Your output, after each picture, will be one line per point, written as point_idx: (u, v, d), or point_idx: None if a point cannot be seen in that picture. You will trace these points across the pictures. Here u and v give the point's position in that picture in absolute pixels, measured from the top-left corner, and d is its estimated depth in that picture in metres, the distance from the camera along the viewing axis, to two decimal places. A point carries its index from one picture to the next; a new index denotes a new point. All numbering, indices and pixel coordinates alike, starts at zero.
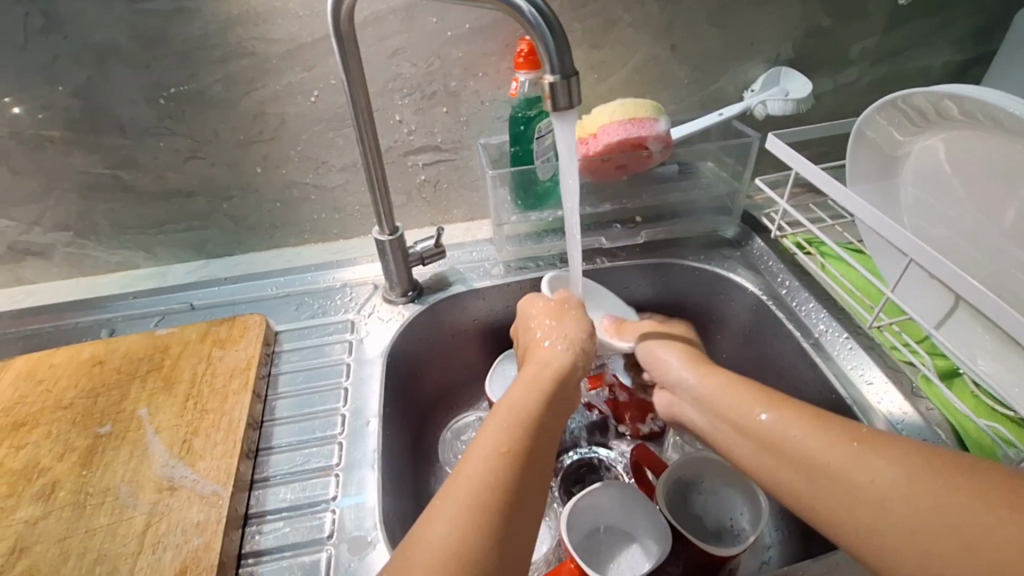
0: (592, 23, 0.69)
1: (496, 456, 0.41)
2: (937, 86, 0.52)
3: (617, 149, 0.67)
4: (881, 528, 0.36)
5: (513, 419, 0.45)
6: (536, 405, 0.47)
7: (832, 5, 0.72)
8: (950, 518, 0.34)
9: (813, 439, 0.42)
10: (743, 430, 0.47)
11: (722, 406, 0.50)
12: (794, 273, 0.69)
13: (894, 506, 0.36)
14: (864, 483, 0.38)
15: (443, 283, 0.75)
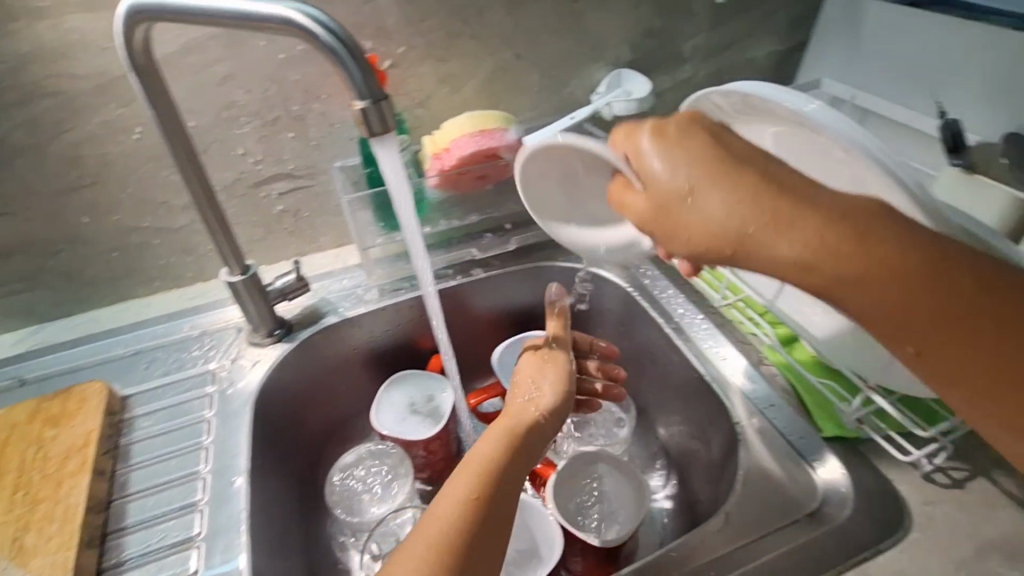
0: (433, 37, 0.69)
1: (470, 480, 0.43)
2: (727, 86, 0.52)
3: (472, 160, 0.67)
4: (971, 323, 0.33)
5: (496, 442, 0.47)
6: (513, 434, 0.48)
7: (660, 7, 0.77)
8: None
9: (879, 282, 0.34)
10: (742, 192, 0.36)
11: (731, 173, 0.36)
12: (654, 263, 0.74)
13: (963, 362, 0.34)
14: (937, 345, 0.34)
15: (314, 316, 0.72)
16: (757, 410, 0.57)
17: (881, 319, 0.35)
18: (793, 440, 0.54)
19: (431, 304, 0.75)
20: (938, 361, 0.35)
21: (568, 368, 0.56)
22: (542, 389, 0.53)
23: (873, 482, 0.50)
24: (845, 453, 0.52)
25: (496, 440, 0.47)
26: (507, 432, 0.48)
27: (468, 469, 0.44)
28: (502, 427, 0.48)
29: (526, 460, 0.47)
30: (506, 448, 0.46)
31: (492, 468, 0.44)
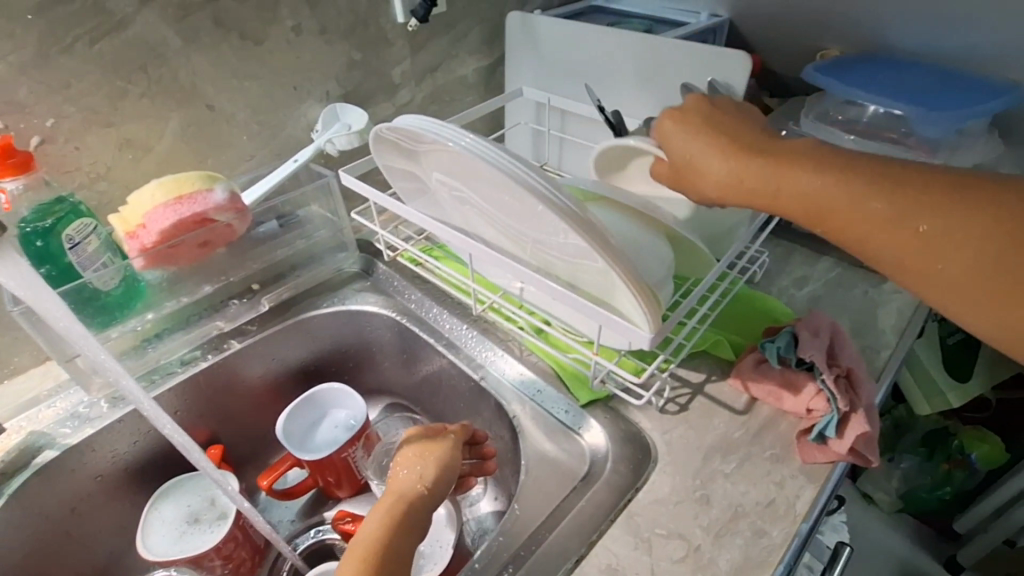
0: (91, 103, 0.60)
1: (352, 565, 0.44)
2: (393, 121, 0.52)
3: (178, 231, 0.60)
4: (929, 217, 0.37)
5: (382, 516, 0.48)
6: (395, 507, 0.49)
7: (355, 39, 0.77)
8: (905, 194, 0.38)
9: (862, 206, 0.37)
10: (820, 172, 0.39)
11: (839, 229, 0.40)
12: (416, 284, 0.74)
13: (908, 244, 0.37)
14: (919, 234, 0.36)
15: (21, 459, 0.58)
16: (526, 398, 0.62)
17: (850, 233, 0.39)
18: (561, 416, 0.60)
19: (184, 395, 0.66)
20: (891, 245, 0.37)
21: (459, 451, 0.56)
22: (414, 464, 0.54)
23: (626, 430, 0.57)
24: (602, 413, 0.59)
25: (375, 519, 0.48)
26: (392, 505, 0.49)
27: (354, 555, 0.45)
28: (401, 493, 0.51)
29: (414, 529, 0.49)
30: (386, 526, 0.47)
31: (380, 543, 0.46)
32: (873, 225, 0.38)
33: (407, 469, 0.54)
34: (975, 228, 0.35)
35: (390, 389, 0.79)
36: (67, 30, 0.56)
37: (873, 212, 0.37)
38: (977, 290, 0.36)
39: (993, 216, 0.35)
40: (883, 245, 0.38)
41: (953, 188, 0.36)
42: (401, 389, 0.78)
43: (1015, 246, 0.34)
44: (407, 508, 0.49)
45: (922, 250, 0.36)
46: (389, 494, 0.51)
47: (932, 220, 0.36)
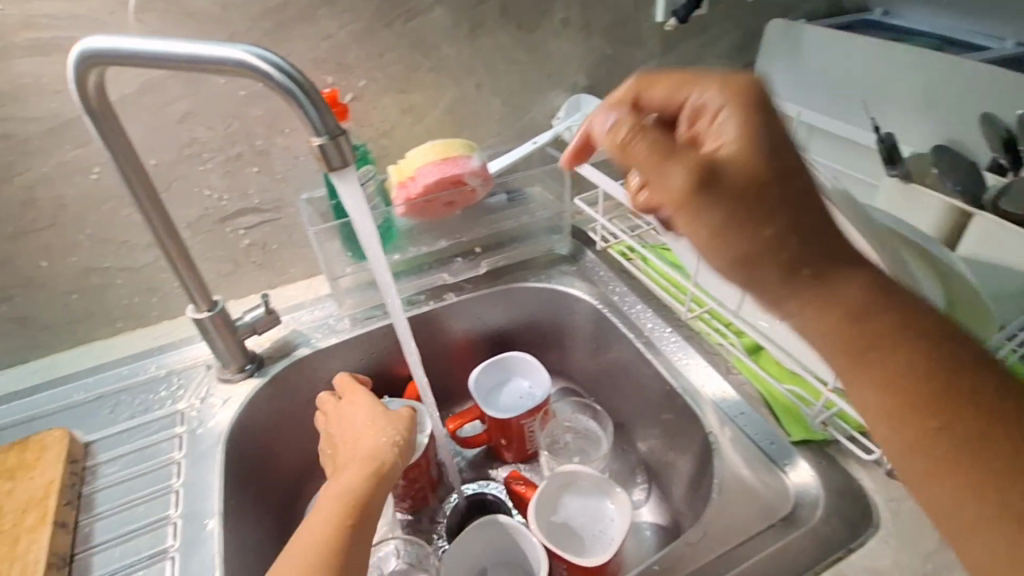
0: (393, 70, 0.70)
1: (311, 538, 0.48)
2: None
3: (438, 188, 0.68)
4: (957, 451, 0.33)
5: (332, 499, 0.52)
6: (347, 492, 0.52)
7: (612, 35, 0.80)
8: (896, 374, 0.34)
9: (906, 320, 0.34)
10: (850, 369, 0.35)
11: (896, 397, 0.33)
12: (622, 278, 0.75)
13: (908, 356, 0.33)
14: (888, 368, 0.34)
15: (286, 349, 0.71)
16: (727, 419, 0.59)
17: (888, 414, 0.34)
18: (764, 446, 0.56)
19: (405, 331, 0.75)
20: (843, 298, 0.34)
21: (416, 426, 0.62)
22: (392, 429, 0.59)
23: (843, 482, 0.51)
24: (815, 456, 0.53)
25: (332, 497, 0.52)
26: (337, 491, 0.53)
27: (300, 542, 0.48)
28: (351, 476, 0.54)
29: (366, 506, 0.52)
30: (344, 503, 0.51)
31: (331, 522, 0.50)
32: (859, 304, 0.34)
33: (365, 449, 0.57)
34: (986, 480, 0.32)
35: (569, 373, 0.82)
36: (393, 8, 0.67)
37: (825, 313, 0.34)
38: (1003, 527, 0.31)
39: (1006, 479, 0.32)
40: (888, 372, 0.33)
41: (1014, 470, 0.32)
42: (582, 375, 0.80)
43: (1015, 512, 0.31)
44: (359, 485, 0.53)
45: (885, 387, 0.34)
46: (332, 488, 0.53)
47: (979, 461, 0.32)
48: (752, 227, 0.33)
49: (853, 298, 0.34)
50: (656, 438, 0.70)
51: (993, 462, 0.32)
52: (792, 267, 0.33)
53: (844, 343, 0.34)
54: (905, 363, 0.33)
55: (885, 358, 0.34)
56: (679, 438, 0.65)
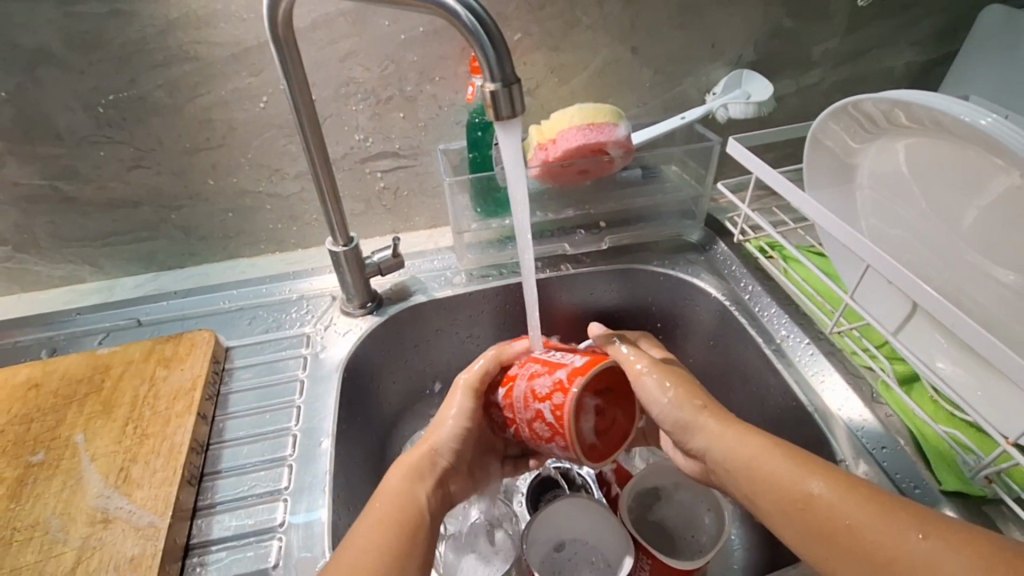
0: (550, 25, 0.68)
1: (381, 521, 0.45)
2: (885, 93, 0.50)
3: (577, 155, 0.66)
4: (868, 539, 0.38)
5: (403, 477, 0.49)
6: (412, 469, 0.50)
7: (793, 7, 0.72)
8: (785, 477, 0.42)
9: (857, 501, 0.39)
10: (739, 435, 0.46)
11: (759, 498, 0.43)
12: (757, 278, 0.69)
13: (898, 530, 0.37)
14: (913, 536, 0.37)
15: (404, 293, 0.73)
16: (863, 451, 0.52)
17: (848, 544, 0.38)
18: (905, 488, 0.49)
19: (517, 295, 0.75)
20: (827, 514, 0.40)
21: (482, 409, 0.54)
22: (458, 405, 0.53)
23: None
24: (970, 513, 0.46)
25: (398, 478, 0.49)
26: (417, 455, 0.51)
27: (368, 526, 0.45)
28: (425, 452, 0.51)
29: (417, 516, 0.47)
30: (392, 527, 0.45)
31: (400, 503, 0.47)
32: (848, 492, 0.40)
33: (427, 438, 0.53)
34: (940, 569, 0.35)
35: None
36: None
37: (848, 504, 0.39)
38: None
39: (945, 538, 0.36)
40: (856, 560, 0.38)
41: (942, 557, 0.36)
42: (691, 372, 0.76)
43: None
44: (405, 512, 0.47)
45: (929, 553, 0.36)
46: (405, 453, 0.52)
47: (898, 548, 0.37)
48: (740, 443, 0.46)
49: (797, 482, 0.42)
50: None
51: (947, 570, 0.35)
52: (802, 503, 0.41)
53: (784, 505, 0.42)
54: (864, 527, 0.38)
55: (851, 543, 0.38)
56: None
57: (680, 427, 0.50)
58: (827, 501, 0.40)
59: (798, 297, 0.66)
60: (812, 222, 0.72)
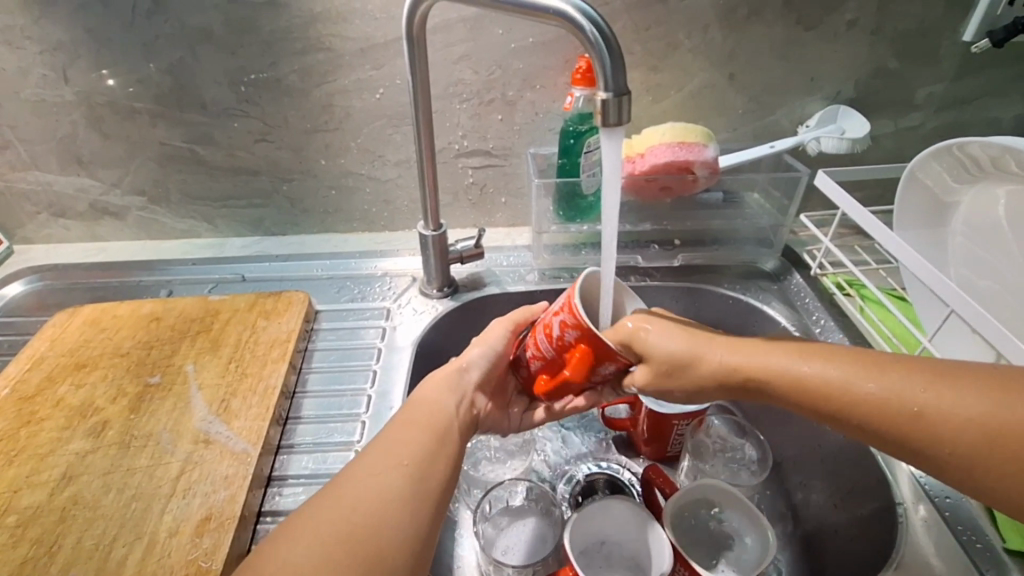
0: (653, 46, 0.71)
1: (378, 478, 0.42)
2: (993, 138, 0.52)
3: (663, 171, 0.68)
4: (868, 398, 0.41)
5: (420, 441, 0.45)
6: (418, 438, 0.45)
7: (901, 47, 0.71)
8: (809, 370, 0.43)
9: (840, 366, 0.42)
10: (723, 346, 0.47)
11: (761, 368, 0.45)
12: (830, 312, 0.69)
13: (841, 374, 0.42)
14: (829, 364, 0.42)
15: (478, 283, 0.77)
16: (925, 496, 0.53)
17: (890, 416, 0.40)
18: (965, 541, 0.49)
19: None
20: (784, 368, 0.44)
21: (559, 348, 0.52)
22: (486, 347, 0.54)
23: None
24: None
25: (411, 443, 0.45)
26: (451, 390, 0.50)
27: (375, 481, 0.42)
28: (433, 412, 0.48)
29: (418, 430, 0.46)
30: (420, 442, 0.45)
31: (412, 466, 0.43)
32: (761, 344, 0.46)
33: (435, 389, 0.50)
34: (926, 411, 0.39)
35: None
36: None
37: (812, 359, 0.43)
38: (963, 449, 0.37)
39: (914, 374, 0.40)
40: (891, 421, 0.40)
41: (918, 403, 0.39)
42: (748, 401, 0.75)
43: (933, 404, 0.39)
44: (438, 426, 0.47)
45: (866, 377, 0.41)
46: (415, 404, 0.49)
47: (896, 389, 0.40)
48: (743, 352, 0.46)
49: (795, 366, 0.44)
50: (820, 491, 0.63)
51: (899, 421, 0.39)
52: (840, 401, 0.41)
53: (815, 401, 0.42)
54: (833, 375, 0.42)
55: (866, 407, 0.40)
56: (853, 494, 0.59)
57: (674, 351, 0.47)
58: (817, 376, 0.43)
59: (871, 336, 0.65)
60: (896, 264, 0.71)
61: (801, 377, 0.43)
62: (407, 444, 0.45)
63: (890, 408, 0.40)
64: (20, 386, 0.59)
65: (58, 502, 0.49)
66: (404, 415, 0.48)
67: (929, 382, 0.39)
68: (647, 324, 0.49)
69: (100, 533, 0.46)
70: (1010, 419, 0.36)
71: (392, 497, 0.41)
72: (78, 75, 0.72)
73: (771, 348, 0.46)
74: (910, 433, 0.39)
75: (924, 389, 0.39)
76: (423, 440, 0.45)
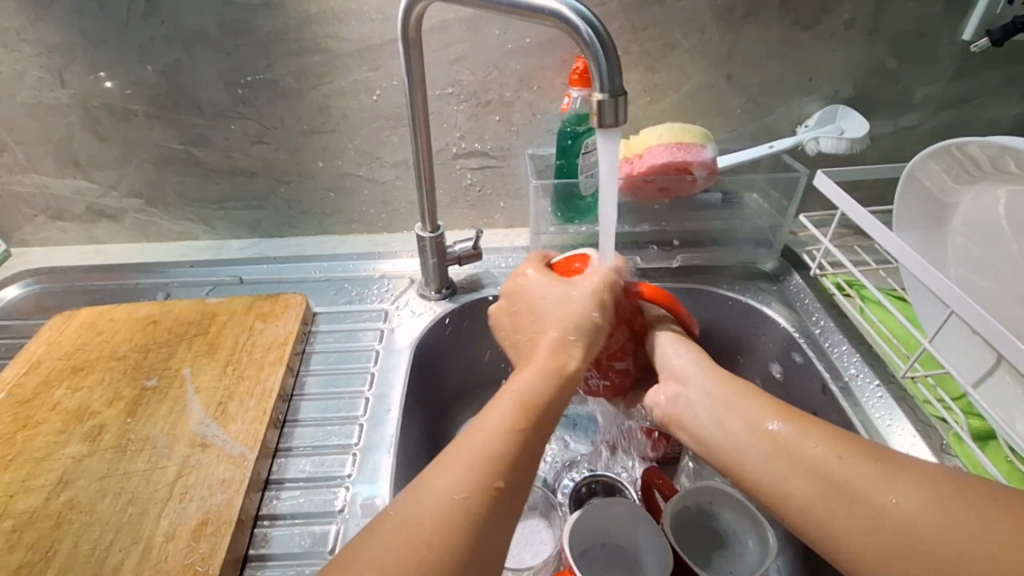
0: (650, 46, 0.70)
1: (466, 478, 0.37)
2: (993, 137, 0.52)
3: (661, 171, 0.68)
4: (842, 503, 0.39)
5: (508, 436, 0.40)
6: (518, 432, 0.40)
7: (899, 47, 0.71)
8: (796, 448, 0.42)
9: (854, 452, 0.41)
10: (716, 402, 0.48)
11: (752, 436, 0.45)
12: (830, 313, 0.69)
13: (834, 465, 0.40)
14: (816, 442, 0.42)
15: (477, 285, 0.77)
16: None
17: (852, 518, 0.38)
18: None
19: None
20: (773, 439, 0.44)
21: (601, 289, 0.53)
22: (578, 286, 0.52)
23: None
24: None
25: (499, 439, 0.40)
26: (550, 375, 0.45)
27: (454, 494, 0.37)
28: (535, 399, 0.43)
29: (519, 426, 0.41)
30: (512, 441, 0.40)
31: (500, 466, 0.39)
32: (777, 416, 0.45)
33: (533, 370, 0.45)
34: (897, 522, 0.37)
35: None
36: None
37: (803, 435, 0.43)
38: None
39: (912, 477, 0.38)
40: (858, 530, 0.38)
41: (894, 515, 0.37)
42: None
43: (903, 522, 0.37)
44: (537, 417, 0.42)
45: (842, 466, 0.40)
46: (515, 385, 0.44)
47: (889, 492, 0.38)
48: (738, 407, 0.47)
49: (783, 441, 0.43)
50: None
51: (868, 534, 0.37)
52: (819, 489, 0.40)
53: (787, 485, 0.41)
54: (813, 455, 0.41)
55: (826, 510, 0.39)
56: None
57: (688, 404, 0.50)
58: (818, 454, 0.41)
59: (871, 337, 0.65)
60: (895, 265, 0.71)
61: (792, 452, 0.42)
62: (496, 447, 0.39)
63: (873, 508, 0.38)
64: (17, 391, 0.59)
65: (54, 506, 0.48)
66: (515, 397, 0.43)
67: (930, 493, 0.37)
68: (661, 392, 0.53)
69: (96, 537, 0.46)
70: (977, 540, 0.34)
71: (470, 511, 0.36)
72: (75, 77, 0.72)
73: (771, 414, 0.45)
74: (874, 540, 0.37)
75: (913, 498, 0.37)
76: (513, 440, 0.40)
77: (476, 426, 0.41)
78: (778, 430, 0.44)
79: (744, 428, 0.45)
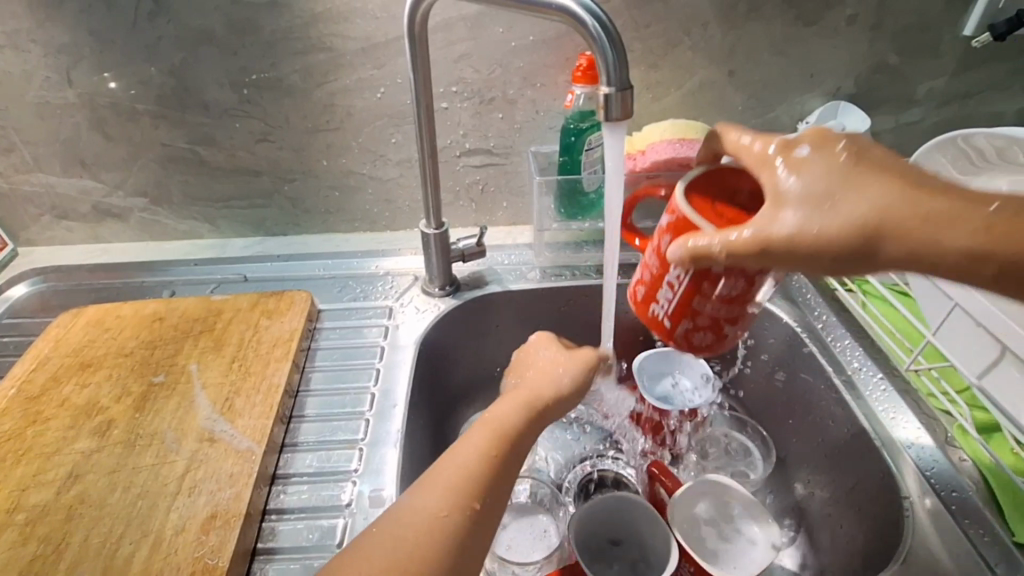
0: (653, 43, 0.71)
1: (443, 498, 0.41)
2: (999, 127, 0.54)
3: (664, 167, 0.68)
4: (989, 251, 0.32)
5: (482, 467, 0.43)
6: (497, 451, 0.44)
7: (901, 44, 0.72)
8: (900, 207, 0.33)
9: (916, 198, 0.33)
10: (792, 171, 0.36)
11: (838, 185, 0.35)
12: (833, 308, 0.70)
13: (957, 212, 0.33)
14: (937, 205, 0.33)
15: (480, 282, 0.77)
16: (931, 490, 0.52)
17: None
18: (974, 535, 0.49)
19: (587, 296, 0.78)
20: (867, 155, 0.35)
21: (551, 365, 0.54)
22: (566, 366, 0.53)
23: None
24: None
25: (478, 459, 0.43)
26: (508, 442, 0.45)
27: (432, 512, 0.40)
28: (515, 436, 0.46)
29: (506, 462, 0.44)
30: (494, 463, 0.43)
31: (459, 497, 0.41)
32: (850, 168, 0.35)
33: (510, 410, 0.47)
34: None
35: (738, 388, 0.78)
36: None
37: (892, 192, 0.34)
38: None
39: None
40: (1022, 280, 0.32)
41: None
42: (751, 397, 0.76)
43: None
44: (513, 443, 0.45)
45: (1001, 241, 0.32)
46: (494, 419, 0.47)
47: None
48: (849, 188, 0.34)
49: (907, 207, 0.33)
50: (823, 485, 0.63)
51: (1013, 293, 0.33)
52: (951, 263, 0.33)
53: (908, 249, 0.33)
54: (933, 218, 0.33)
55: (990, 258, 0.32)
56: (856, 490, 0.59)
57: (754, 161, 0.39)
58: (969, 243, 0.32)
59: (874, 331, 0.66)
60: (897, 260, 0.71)
61: (907, 222, 0.33)
62: (474, 468, 0.43)
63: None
64: (26, 387, 0.59)
65: (64, 501, 0.49)
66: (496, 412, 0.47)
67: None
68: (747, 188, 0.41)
69: (106, 530, 0.46)
70: None
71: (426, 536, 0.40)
72: (83, 78, 0.72)
73: (870, 154, 0.35)
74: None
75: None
76: (492, 467, 0.43)
77: (451, 457, 0.44)
78: (855, 170, 0.35)
79: (835, 174, 0.35)
